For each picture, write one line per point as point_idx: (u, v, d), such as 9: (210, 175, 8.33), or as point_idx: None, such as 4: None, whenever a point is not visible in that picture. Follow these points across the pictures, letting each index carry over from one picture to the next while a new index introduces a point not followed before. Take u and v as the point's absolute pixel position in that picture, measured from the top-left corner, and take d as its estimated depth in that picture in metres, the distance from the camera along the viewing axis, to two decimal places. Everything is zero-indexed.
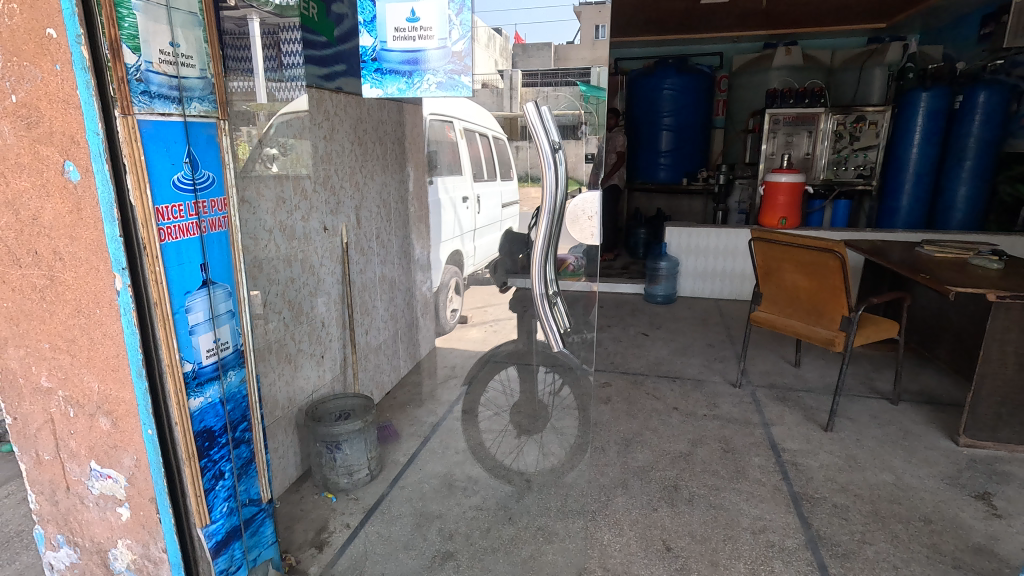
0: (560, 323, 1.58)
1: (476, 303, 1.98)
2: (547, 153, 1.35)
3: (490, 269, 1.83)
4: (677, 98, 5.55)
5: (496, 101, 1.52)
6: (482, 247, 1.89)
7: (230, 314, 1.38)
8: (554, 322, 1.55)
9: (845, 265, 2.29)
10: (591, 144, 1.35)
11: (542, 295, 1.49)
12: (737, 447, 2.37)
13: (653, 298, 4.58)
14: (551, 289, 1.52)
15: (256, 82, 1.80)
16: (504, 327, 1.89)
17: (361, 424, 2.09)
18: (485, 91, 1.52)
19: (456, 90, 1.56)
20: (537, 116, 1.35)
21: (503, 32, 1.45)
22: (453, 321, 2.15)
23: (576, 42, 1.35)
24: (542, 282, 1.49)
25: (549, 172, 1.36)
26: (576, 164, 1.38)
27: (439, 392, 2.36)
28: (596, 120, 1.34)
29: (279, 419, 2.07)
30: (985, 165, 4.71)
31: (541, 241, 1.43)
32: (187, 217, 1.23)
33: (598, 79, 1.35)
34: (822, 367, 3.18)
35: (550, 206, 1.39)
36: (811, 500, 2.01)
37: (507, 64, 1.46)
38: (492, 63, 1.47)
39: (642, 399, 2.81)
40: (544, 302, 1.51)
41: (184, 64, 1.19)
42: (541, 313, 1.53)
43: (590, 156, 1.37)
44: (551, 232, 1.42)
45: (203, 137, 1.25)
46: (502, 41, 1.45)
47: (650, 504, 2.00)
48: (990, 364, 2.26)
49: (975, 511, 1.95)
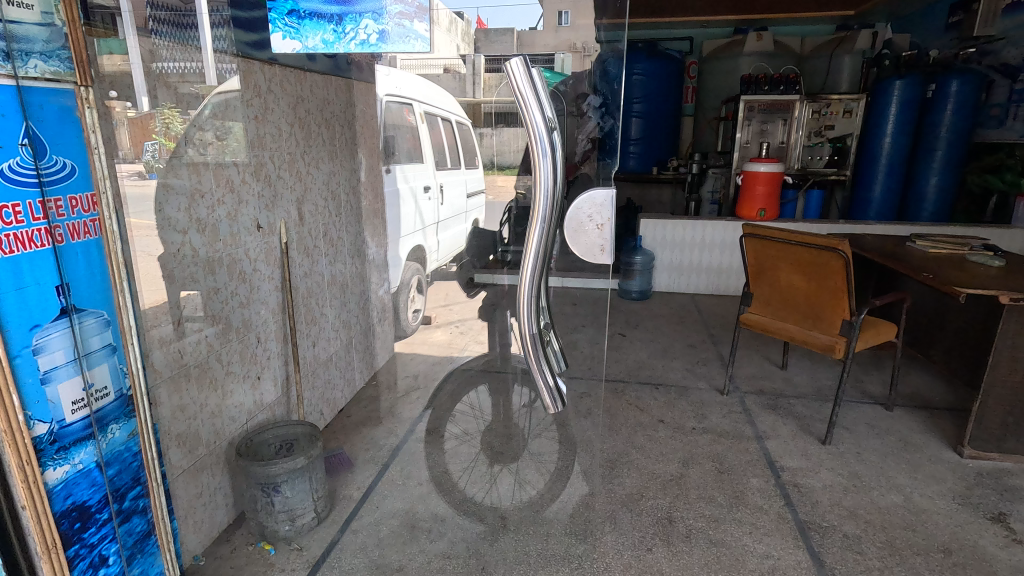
0: (556, 367, 1.05)
1: (440, 300, 1.74)
2: (542, 129, 0.80)
3: (455, 264, 1.57)
4: (647, 83, 5.25)
5: (459, 87, 1.20)
6: (446, 241, 1.62)
7: (109, 350, 1.07)
8: (551, 368, 1.02)
9: (849, 265, 2.08)
10: (593, 125, 1.09)
11: (534, 339, 0.93)
12: (733, 467, 2.15)
13: (630, 295, 4.16)
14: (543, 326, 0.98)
15: (204, 58, 1.61)
16: (470, 328, 1.63)
17: (304, 460, 1.76)
18: (448, 76, 1.20)
19: (407, 42, 1.22)
20: (526, 78, 0.79)
21: (466, 14, 1.13)
22: (415, 323, 1.99)
23: (540, 29, 1.02)
24: (532, 317, 0.92)
25: (544, 164, 0.81)
26: (572, 141, 1.06)
27: (399, 408, 2.26)
28: (614, 104, 1.09)
29: (202, 458, 1.71)
30: (957, 155, 4.62)
31: (534, 261, 0.86)
32: (30, 221, 0.91)
33: (563, 67, 1.02)
34: (810, 368, 3.00)
35: (546, 214, 0.82)
36: (820, 531, 1.80)
37: (470, 49, 1.13)
38: (454, 48, 1.16)
39: (624, 411, 2.57)
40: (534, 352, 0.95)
41: (14, 4, 0.87)
42: (531, 359, 0.97)
43: (591, 138, 1.08)
44: (547, 252, 0.87)
45: (52, 110, 0.94)
46: (463, 25, 1.13)
47: (644, 542, 1.76)
48: (998, 371, 2.10)
49: (996, 538, 1.77)
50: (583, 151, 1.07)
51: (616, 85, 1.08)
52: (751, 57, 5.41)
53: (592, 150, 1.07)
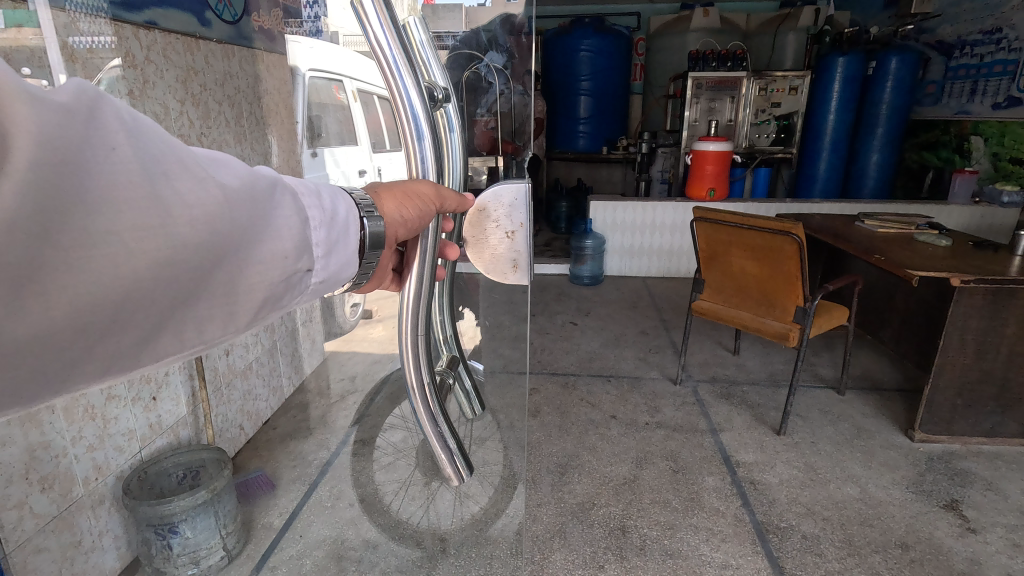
0: (467, 412, 0.78)
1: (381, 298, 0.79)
2: (418, 113, 0.49)
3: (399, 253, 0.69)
4: (595, 60, 5.03)
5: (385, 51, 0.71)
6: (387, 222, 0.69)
7: None
8: (457, 417, 0.75)
9: (803, 249, 1.98)
10: (494, 95, 0.68)
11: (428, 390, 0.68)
12: (687, 465, 2.04)
13: (580, 280, 4.26)
14: (444, 365, 0.71)
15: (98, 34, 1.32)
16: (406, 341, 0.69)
17: (207, 494, 1.48)
18: None
19: None
20: (391, 31, 0.47)
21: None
22: (356, 317, 0.89)
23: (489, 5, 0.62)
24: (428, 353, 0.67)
25: (418, 164, 0.53)
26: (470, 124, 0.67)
27: (329, 418, 1.12)
28: (521, 67, 0.68)
29: (80, 501, 1.44)
30: (896, 132, 4.66)
31: (421, 301, 0.56)
32: None
33: (482, 36, 0.64)
34: (762, 353, 2.96)
35: (428, 245, 0.56)
36: (778, 532, 1.71)
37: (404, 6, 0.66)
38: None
39: (575, 407, 2.43)
40: (430, 411, 0.61)
41: None
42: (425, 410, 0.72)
43: (492, 118, 0.69)
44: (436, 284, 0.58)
45: None
46: None
47: (596, 559, 1.61)
48: (949, 354, 2.06)
49: (950, 528, 1.73)
50: (484, 137, 0.69)
51: (524, 40, 0.67)
52: (698, 33, 5.32)
53: (497, 139, 0.69)
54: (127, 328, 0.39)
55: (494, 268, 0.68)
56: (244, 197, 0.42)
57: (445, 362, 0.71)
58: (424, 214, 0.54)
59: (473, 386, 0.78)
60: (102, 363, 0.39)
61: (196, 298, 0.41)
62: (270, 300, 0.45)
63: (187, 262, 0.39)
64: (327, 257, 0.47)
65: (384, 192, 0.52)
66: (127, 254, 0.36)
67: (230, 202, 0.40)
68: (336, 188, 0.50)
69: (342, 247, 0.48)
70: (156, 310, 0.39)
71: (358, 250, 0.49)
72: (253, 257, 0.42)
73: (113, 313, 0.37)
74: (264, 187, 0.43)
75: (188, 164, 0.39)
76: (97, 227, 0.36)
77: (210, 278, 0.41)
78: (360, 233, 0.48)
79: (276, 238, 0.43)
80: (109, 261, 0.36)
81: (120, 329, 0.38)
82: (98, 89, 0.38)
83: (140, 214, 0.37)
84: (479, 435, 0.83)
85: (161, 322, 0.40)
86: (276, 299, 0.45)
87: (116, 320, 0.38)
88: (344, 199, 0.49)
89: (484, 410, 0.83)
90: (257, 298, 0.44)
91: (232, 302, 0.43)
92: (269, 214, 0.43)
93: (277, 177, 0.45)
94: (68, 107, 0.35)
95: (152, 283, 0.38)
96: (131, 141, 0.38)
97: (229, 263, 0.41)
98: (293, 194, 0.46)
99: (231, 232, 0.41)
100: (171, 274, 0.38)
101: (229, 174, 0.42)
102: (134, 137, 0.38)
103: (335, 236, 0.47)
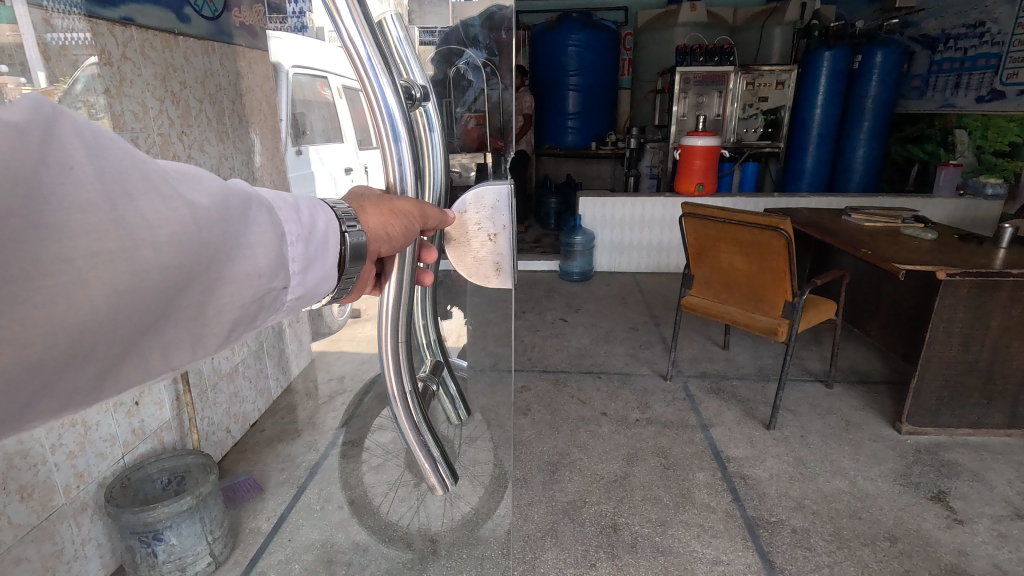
0: (452, 417, 0.77)
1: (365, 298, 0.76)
2: (395, 115, 0.47)
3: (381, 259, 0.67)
4: (583, 55, 4.99)
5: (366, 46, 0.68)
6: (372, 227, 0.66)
7: None
8: (440, 424, 0.74)
9: (790, 244, 1.98)
10: (476, 92, 0.65)
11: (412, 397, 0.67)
12: (678, 461, 2.04)
13: (569, 276, 4.24)
14: (428, 372, 0.70)
15: None
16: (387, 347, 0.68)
17: (190, 500, 1.44)
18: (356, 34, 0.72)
19: None
20: (365, 28, 0.45)
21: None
22: (344, 318, 0.86)
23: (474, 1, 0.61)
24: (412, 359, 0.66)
25: (395, 168, 0.51)
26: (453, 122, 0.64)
27: (312, 424, 1.10)
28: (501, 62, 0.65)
29: (61, 510, 1.41)
30: (881, 126, 4.68)
31: (402, 307, 0.55)
32: None
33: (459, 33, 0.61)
34: (751, 348, 2.97)
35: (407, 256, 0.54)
36: (769, 527, 1.71)
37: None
38: None
39: (566, 405, 2.42)
40: (413, 422, 0.59)
41: None
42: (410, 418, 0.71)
43: (475, 114, 0.65)
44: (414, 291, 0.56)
45: None
46: None
47: (586, 558, 1.60)
48: (935, 347, 2.07)
49: (938, 519, 1.74)
50: (467, 136, 0.65)
51: (503, 35, 0.64)
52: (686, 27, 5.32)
53: (480, 137, 0.66)
54: (90, 360, 0.36)
55: (477, 272, 0.65)
56: (214, 215, 0.40)
57: (427, 369, 0.70)
58: (407, 231, 0.52)
59: (457, 391, 0.78)
60: (61, 401, 0.37)
61: (164, 324, 0.39)
62: (241, 319, 0.43)
63: (155, 288, 0.37)
64: (304, 272, 0.45)
65: (368, 206, 0.51)
66: (88, 282, 0.35)
67: (199, 222, 0.39)
68: (315, 200, 0.48)
69: (320, 263, 0.46)
70: (120, 341, 0.37)
71: (339, 263, 0.47)
72: (224, 277, 0.41)
73: (75, 347, 0.35)
74: (235, 204, 0.42)
75: (154, 184, 0.38)
76: (55, 254, 0.34)
77: (180, 302, 0.39)
78: (342, 246, 0.46)
79: (249, 256, 0.42)
80: (69, 291, 0.34)
81: (82, 362, 0.36)
82: (53, 105, 0.35)
83: (101, 240, 0.35)
84: (464, 437, 0.83)
85: (126, 352, 0.38)
86: (249, 318, 0.44)
87: (77, 353, 0.36)
88: (324, 211, 0.47)
89: (471, 411, 0.83)
90: (228, 319, 0.42)
91: (202, 325, 0.41)
92: (241, 232, 0.42)
93: (249, 193, 0.44)
94: (22, 127, 0.33)
95: (116, 312, 0.36)
96: (91, 159, 0.36)
97: (199, 285, 0.40)
98: (268, 209, 0.44)
99: (199, 253, 0.39)
100: (137, 301, 0.37)
101: (198, 192, 0.40)
102: (97, 158, 0.36)
103: (313, 252, 0.46)
